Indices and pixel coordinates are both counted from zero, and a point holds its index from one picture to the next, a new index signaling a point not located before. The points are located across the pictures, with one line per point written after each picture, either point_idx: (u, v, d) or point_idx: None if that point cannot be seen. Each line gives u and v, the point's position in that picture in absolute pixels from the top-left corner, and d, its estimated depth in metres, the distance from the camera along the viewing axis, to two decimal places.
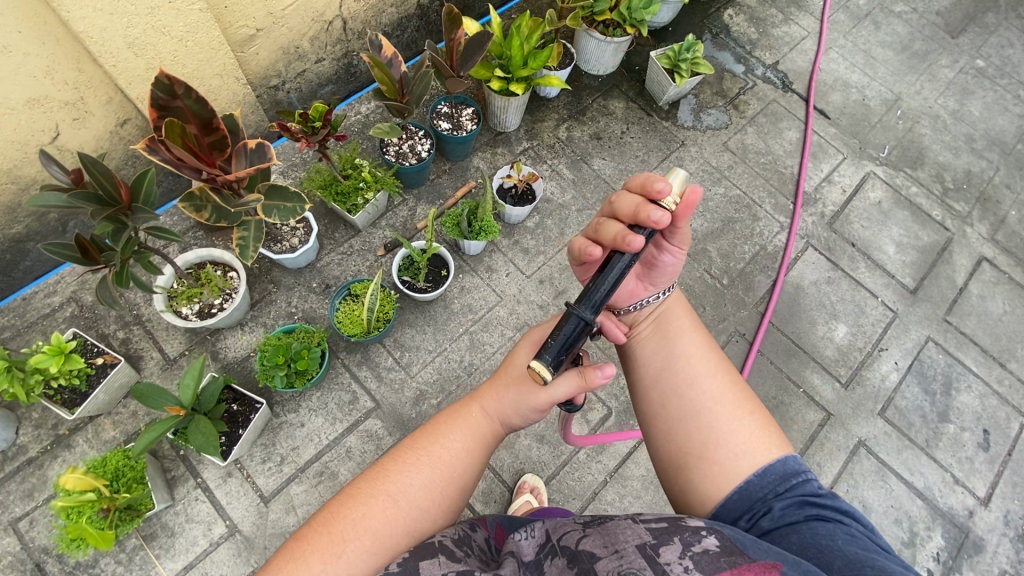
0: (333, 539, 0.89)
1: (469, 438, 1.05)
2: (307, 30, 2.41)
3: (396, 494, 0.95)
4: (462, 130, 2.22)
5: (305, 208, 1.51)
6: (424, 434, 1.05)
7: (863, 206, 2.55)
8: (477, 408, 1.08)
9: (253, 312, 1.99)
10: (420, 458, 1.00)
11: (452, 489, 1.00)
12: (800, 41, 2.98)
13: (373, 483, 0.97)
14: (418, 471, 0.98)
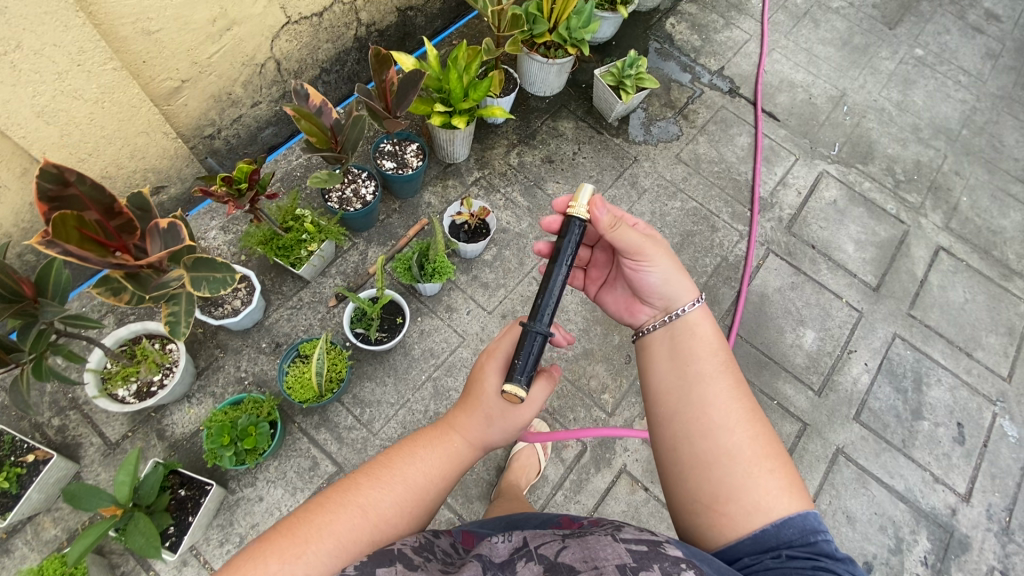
0: (295, 544, 0.87)
1: (442, 460, 1.07)
2: (238, 76, 2.30)
3: (366, 507, 0.95)
4: (408, 168, 2.12)
5: (236, 278, 1.42)
6: (398, 452, 1.06)
7: (819, 206, 2.55)
8: (452, 430, 1.11)
9: (199, 382, 1.88)
10: (395, 474, 1.01)
11: (421, 510, 1.01)
12: (742, 44, 2.98)
13: (346, 490, 0.97)
14: (390, 488, 0.99)
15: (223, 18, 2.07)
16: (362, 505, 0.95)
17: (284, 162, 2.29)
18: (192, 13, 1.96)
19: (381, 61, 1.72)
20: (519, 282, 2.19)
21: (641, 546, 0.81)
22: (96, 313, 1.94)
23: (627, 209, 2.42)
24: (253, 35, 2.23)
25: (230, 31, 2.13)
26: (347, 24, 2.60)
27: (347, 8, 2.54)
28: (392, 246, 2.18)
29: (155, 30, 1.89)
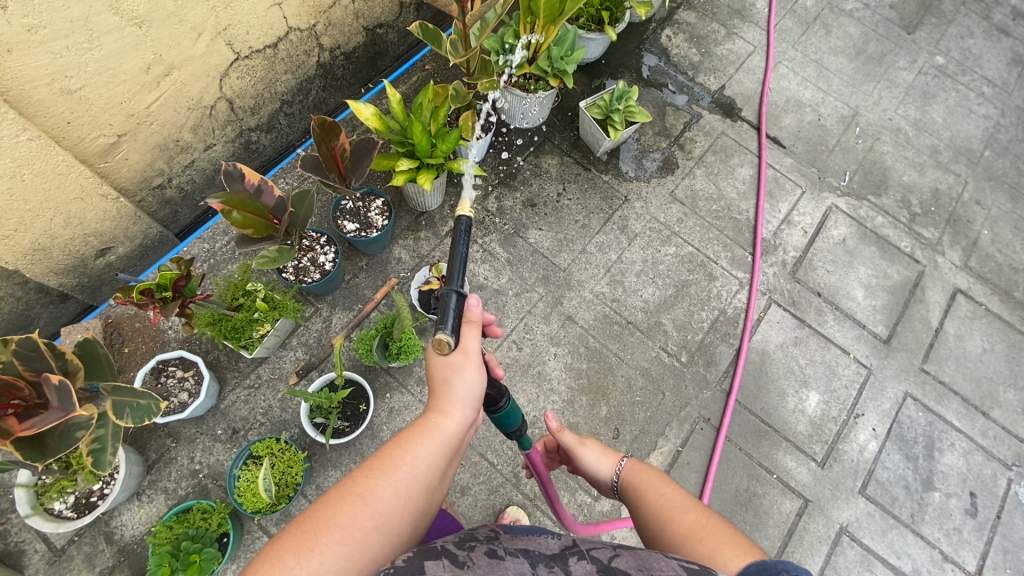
0: (307, 546, 0.80)
1: (436, 448, 1.03)
2: (185, 121, 2.08)
3: (372, 501, 0.90)
4: (373, 230, 1.93)
5: (161, 406, 1.27)
6: (390, 445, 1.00)
7: (826, 246, 2.34)
8: (436, 416, 1.07)
9: (150, 476, 1.74)
10: (395, 465, 0.96)
11: (423, 499, 0.98)
12: (746, 58, 2.72)
13: (345, 486, 0.91)
14: (392, 480, 0.94)
15: (159, 64, 1.84)
16: (366, 498, 0.90)
17: None
18: (121, 64, 1.74)
19: (328, 130, 1.51)
20: (498, 348, 2.02)
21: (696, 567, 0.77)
22: None
23: (617, 258, 2.21)
24: (197, 77, 2.00)
25: (169, 77, 1.91)
26: (307, 51, 2.35)
27: (306, 34, 2.29)
28: (358, 311, 2.00)
29: (77, 87, 1.67)
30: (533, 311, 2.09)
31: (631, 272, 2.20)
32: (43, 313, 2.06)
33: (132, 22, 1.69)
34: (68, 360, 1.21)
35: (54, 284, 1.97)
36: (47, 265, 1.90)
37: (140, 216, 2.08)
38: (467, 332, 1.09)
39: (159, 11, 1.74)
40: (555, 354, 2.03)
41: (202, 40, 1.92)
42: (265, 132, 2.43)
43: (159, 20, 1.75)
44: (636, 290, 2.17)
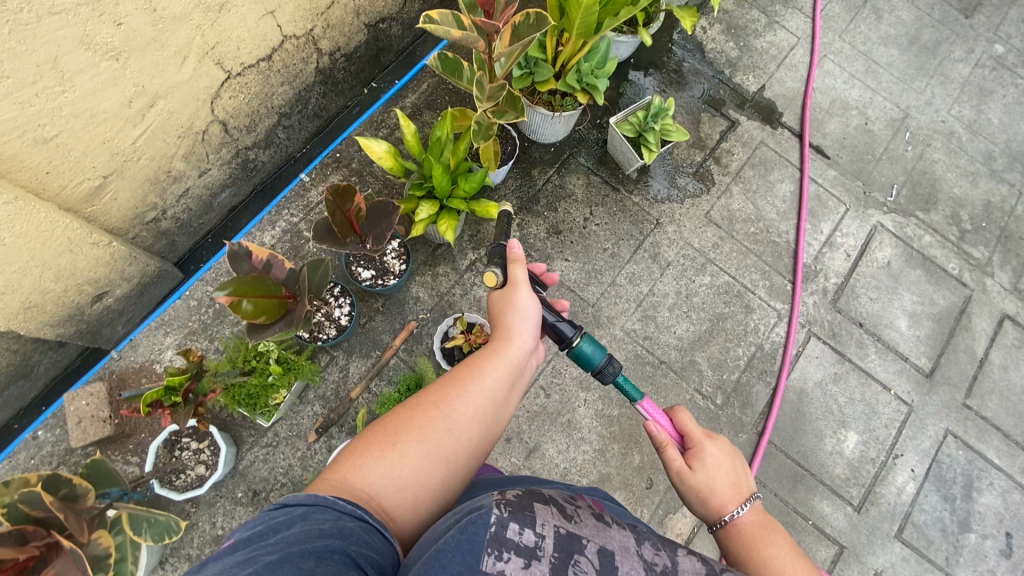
0: (390, 444, 0.91)
1: (506, 367, 1.09)
2: (176, 150, 1.87)
3: (445, 414, 0.97)
4: (391, 276, 1.77)
5: (181, 523, 1.19)
6: (466, 367, 1.07)
7: (870, 271, 2.20)
8: (511, 340, 1.13)
9: (172, 543, 1.68)
10: (466, 382, 1.03)
11: (493, 413, 1.03)
12: (788, 52, 2.46)
13: (424, 396, 1.00)
14: (464, 396, 1.01)
15: (142, 95, 1.63)
16: (439, 409, 0.97)
17: None
18: (100, 103, 1.53)
19: (342, 193, 1.34)
20: (525, 395, 1.92)
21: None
22: (46, 466, 1.69)
23: (649, 291, 2.07)
24: (186, 103, 1.79)
25: (155, 107, 1.70)
26: (305, 58, 2.10)
27: (303, 41, 2.04)
28: (377, 359, 1.88)
29: (52, 135, 1.48)
30: (561, 352, 1.97)
31: (663, 306, 2.06)
32: (43, 360, 1.94)
33: (108, 56, 1.48)
34: (75, 485, 1.09)
35: (51, 335, 1.83)
36: (42, 319, 1.76)
37: (136, 255, 1.91)
38: (516, 266, 1.23)
39: (137, 38, 1.52)
40: (585, 400, 1.93)
41: (188, 64, 1.70)
42: (263, 149, 2.21)
43: (138, 48, 1.54)
44: (669, 326, 2.04)
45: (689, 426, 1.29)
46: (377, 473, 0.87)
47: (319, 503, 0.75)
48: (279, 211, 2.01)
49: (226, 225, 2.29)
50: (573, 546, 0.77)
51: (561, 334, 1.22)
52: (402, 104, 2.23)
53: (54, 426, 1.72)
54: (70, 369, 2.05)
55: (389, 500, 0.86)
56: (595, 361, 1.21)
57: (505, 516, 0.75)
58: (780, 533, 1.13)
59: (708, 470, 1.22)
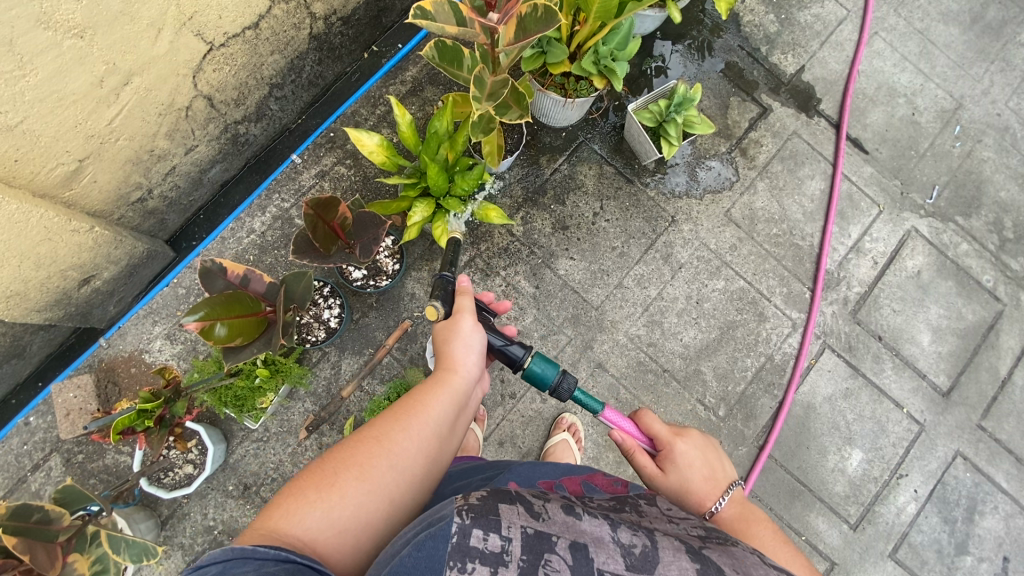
0: (325, 485, 0.80)
1: (456, 395, 0.98)
2: (157, 127, 1.74)
3: (387, 446, 0.86)
4: (383, 276, 1.70)
5: (155, 549, 1.19)
6: (411, 395, 0.95)
7: (897, 281, 2.06)
8: (456, 367, 1.01)
9: (165, 532, 1.69)
10: (414, 411, 0.91)
11: (443, 444, 0.93)
12: (835, 28, 2.20)
13: (363, 430, 0.89)
14: (410, 426, 0.89)
15: (114, 74, 1.51)
16: (381, 443, 0.86)
17: (233, 241, 1.88)
18: (66, 85, 1.42)
19: (324, 205, 1.24)
20: (521, 399, 1.87)
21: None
22: (39, 453, 1.69)
23: (657, 294, 1.97)
24: (165, 79, 1.64)
25: (130, 85, 1.56)
26: (297, 24, 1.91)
27: (293, 5, 1.85)
28: (369, 357, 1.82)
29: (16, 121, 1.38)
30: (561, 356, 1.89)
31: (672, 311, 1.96)
32: (35, 340, 1.91)
33: (71, 33, 1.36)
34: (47, 510, 1.13)
35: (39, 319, 1.78)
36: (27, 305, 1.71)
37: (121, 238, 1.83)
38: (461, 297, 1.13)
39: (101, 12, 1.39)
40: (583, 407, 1.88)
41: (163, 36, 1.55)
42: (254, 122, 2.06)
43: (106, 23, 1.41)
44: (675, 333, 1.95)
45: (655, 427, 1.22)
46: (312, 519, 0.76)
47: (238, 556, 0.65)
48: (269, 195, 1.91)
49: (218, 201, 2.17)
50: (543, 544, 0.66)
51: (512, 357, 1.10)
52: (402, 77, 2.05)
53: (45, 413, 1.71)
54: (64, 347, 2.02)
55: (327, 547, 0.75)
56: (548, 380, 1.11)
57: (467, 523, 0.64)
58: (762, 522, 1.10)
59: (680, 469, 1.18)
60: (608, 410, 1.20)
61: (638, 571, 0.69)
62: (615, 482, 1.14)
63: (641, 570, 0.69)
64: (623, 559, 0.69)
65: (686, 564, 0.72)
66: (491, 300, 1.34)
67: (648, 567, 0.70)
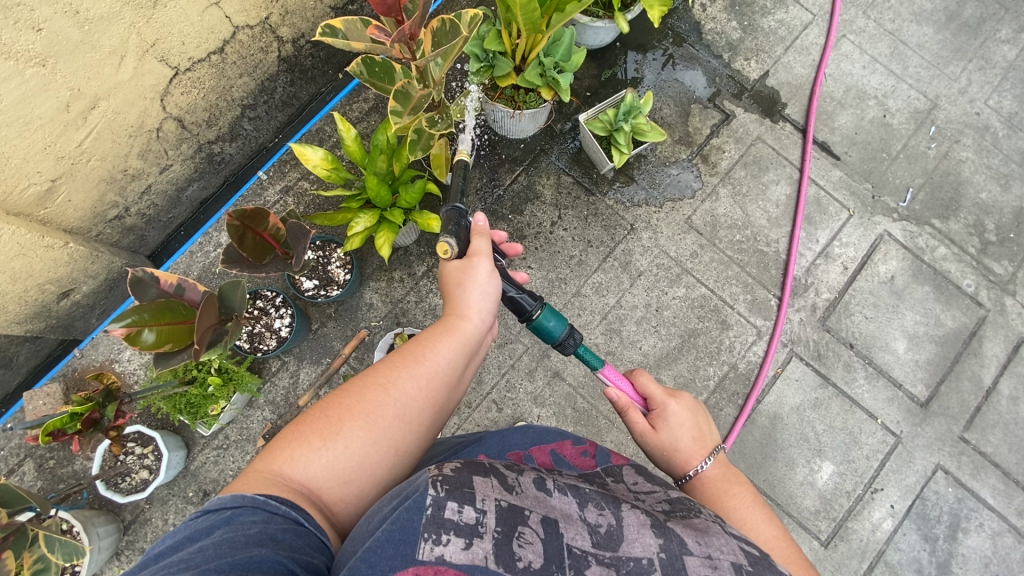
0: (331, 432, 0.82)
1: (462, 346, 1.01)
2: (129, 149, 1.84)
3: (393, 395, 0.89)
4: (335, 286, 1.74)
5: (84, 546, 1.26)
6: (417, 344, 0.98)
7: (869, 286, 1.99)
8: (465, 318, 1.05)
9: (127, 536, 1.74)
10: (420, 361, 0.95)
11: (447, 393, 0.97)
12: (800, 32, 2.18)
13: (369, 377, 0.91)
14: (416, 376, 0.93)
15: (80, 99, 1.62)
16: (388, 391, 0.89)
17: (201, 255, 1.96)
18: (32, 110, 1.53)
19: (252, 216, 1.28)
20: (476, 408, 1.87)
21: (753, 550, 0.76)
22: (14, 458, 1.77)
23: (616, 302, 1.95)
24: (132, 102, 1.75)
25: (97, 109, 1.67)
26: (263, 48, 2.01)
27: (258, 29, 1.95)
28: (327, 367, 1.86)
29: None
30: (517, 365, 1.90)
31: (631, 319, 1.94)
32: (21, 351, 2.00)
33: (32, 63, 1.47)
34: None
35: (20, 330, 1.89)
36: (6, 317, 1.81)
37: (97, 254, 1.92)
38: (477, 237, 1.14)
39: (62, 43, 1.50)
40: (539, 416, 1.87)
41: (127, 63, 1.66)
42: (229, 142, 2.15)
43: (66, 52, 1.52)
44: (635, 341, 1.93)
45: (649, 388, 1.18)
46: (317, 466, 0.79)
47: (249, 505, 0.69)
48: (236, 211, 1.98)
49: (196, 218, 2.27)
50: (516, 517, 0.67)
51: (521, 307, 1.12)
52: (365, 95, 2.12)
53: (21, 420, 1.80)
54: (50, 358, 2.11)
55: (332, 495, 0.79)
56: (556, 334, 1.13)
57: (442, 495, 0.65)
58: (743, 485, 1.09)
59: (672, 428, 1.15)
60: (607, 369, 1.20)
61: (604, 548, 0.68)
62: (585, 454, 1.07)
63: (607, 546, 0.68)
64: (589, 536, 0.69)
65: (649, 540, 0.70)
66: (502, 239, 1.30)
67: (613, 544, 0.69)
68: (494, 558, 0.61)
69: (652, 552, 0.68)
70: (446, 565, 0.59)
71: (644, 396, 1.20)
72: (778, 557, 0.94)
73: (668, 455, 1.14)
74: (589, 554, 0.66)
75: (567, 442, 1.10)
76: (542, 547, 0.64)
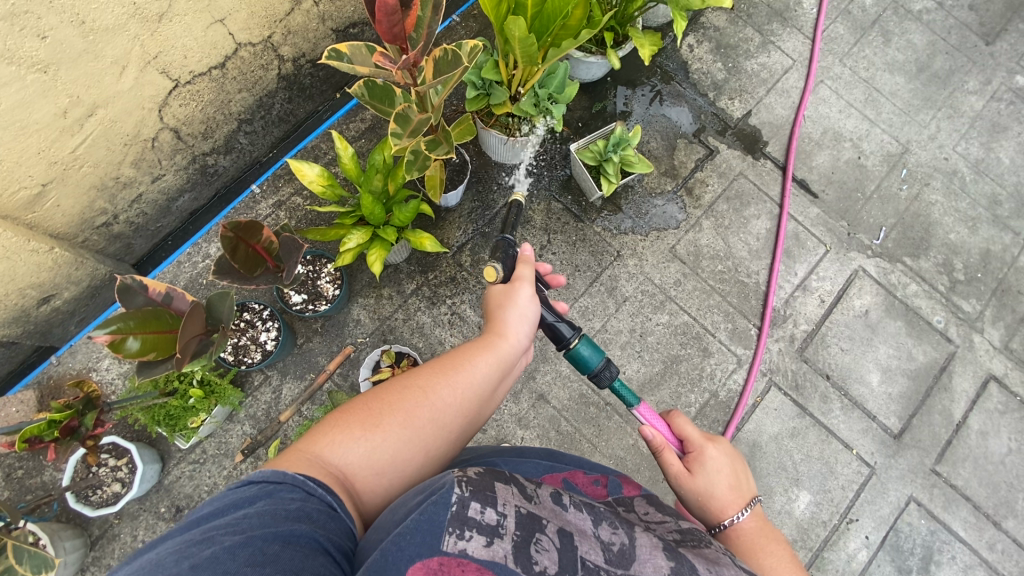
0: (371, 424, 0.85)
1: (500, 361, 1.01)
2: (123, 157, 1.85)
3: (431, 398, 0.90)
4: (323, 301, 1.74)
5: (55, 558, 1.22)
6: (458, 352, 0.99)
7: (845, 319, 2.06)
8: (507, 334, 1.05)
9: (93, 553, 1.68)
10: (460, 369, 0.95)
11: (479, 407, 0.97)
12: (781, 76, 2.30)
13: (411, 376, 0.93)
14: (454, 383, 0.93)
15: (78, 105, 1.63)
16: (426, 394, 0.90)
17: (188, 265, 1.96)
18: (29, 115, 1.53)
19: (246, 229, 1.29)
20: None
21: None
22: None
23: (601, 327, 1.99)
24: (130, 112, 1.76)
25: (94, 116, 1.68)
26: (264, 65, 2.05)
27: (259, 47, 1.99)
28: (311, 382, 1.84)
29: None
30: None
31: (615, 344, 1.98)
32: None
33: (35, 69, 1.48)
34: None
35: None
36: None
37: (83, 260, 1.91)
38: (522, 264, 1.16)
39: (65, 50, 1.52)
40: (522, 438, 1.87)
41: (128, 73, 1.69)
42: (223, 155, 2.17)
43: (70, 60, 1.54)
44: (618, 366, 1.95)
45: (687, 430, 1.19)
46: (353, 455, 0.81)
47: (289, 480, 0.71)
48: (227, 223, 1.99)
49: (185, 229, 2.27)
50: (534, 523, 0.68)
51: (560, 335, 1.13)
52: (362, 115, 2.16)
53: None
54: (24, 365, 2.06)
55: (363, 485, 0.80)
56: (591, 364, 1.14)
57: (466, 495, 0.66)
58: (779, 542, 1.07)
59: (709, 473, 1.14)
60: (642, 407, 1.21)
61: (616, 565, 0.68)
62: (596, 483, 1.06)
63: (620, 564, 0.68)
64: (602, 552, 0.68)
65: (661, 561, 0.71)
66: (546, 271, 1.31)
67: (625, 563, 0.69)
68: (513, 558, 0.62)
69: (663, 574, 0.69)
70: (469, 558, 0.60)
71: (684, 440, 1.19)
72: None
73: (703, 502, 1.12)
74: (601, 569, 0.66)
75: (578, 471, 1.08)
76: (558, 555, 0.64)
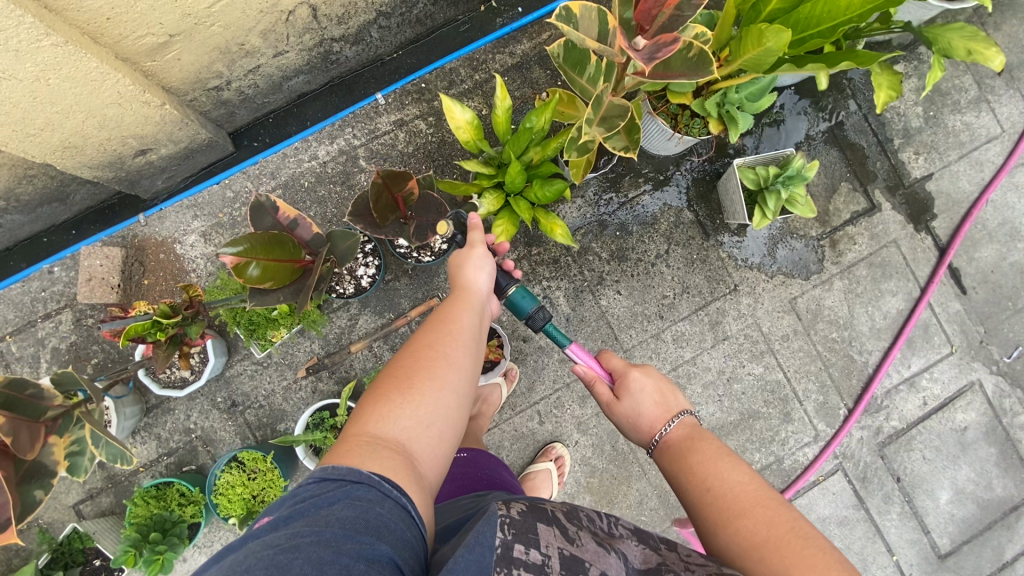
0: (406, 387, 0.82)
1: (480, 308, 1.04)
2: (254, 25, 1.66)
3: (448, 356, 0.89)
4: (428, 252, 1.63)
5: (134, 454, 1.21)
6: (444, 311, 0.99)
7: (939, 429, 1.93)
8: (473, 286, 1.08)
9: (147, 419, 1.71)
10: (455, 323, 0.96)
11: (483, 350, 0.98)
12: (981, 144, 1.99)
13: (419, 340, 0.91)
14: (458, 336, 0.93)
15: None
16: (438, 349, 0.89)
17: (292, 159, 1.82)
18: None
19: (395, 176, 1.16)
20: (520, 412, 1.83)
21: None
22: (54, 303, 1.72)
23: (690, 357, 1.87)
24: None
25: None
26: None
27: None
28: (387, 322, 1.78)
29: None
30: (572, 386, 1.83)
31: (698, 379, 1.87)
32: (80, 191, 1.90)
33: None
34: (42, 388, 1.14)
35: (88, 175, 1.76)
36: (82, 159, 1.67)
37: (187, 121, 1.78)
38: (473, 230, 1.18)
39: None
40: (576, 442, 1.83)
41: None
42: (351, 45, 1.96)
43: None
44: (695, 403, 1.86)
45: (612, 362, 1.24)
46: (402, 421, 0.79)
47: (364, 480, 0.69)
48: (342, 126, 1.83)
49: (290, 111, 2.11)
50: (579, 566, 0.63)
51: (497, 283, 1.19)
52: (512, 48, 1.91)
53: (69, 268, 1.73)
54: (105, 205, 2.01)
55: (420, 450, 0.78)
56: (524, 309, 1.16)
57: (509, 537, 0.62)
58: (711, 440, 0.99)
59: (633, 395, 1.15)
60: (574, 345, 1.22)
61: None
62: None
63: None
64: None
65: None
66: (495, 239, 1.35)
67: None
68: None
69: None
70: None
71: (610, 369, 1.23)
72: (734, 508, 0.84)
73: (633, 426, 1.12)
74: None
75: None
76: None
